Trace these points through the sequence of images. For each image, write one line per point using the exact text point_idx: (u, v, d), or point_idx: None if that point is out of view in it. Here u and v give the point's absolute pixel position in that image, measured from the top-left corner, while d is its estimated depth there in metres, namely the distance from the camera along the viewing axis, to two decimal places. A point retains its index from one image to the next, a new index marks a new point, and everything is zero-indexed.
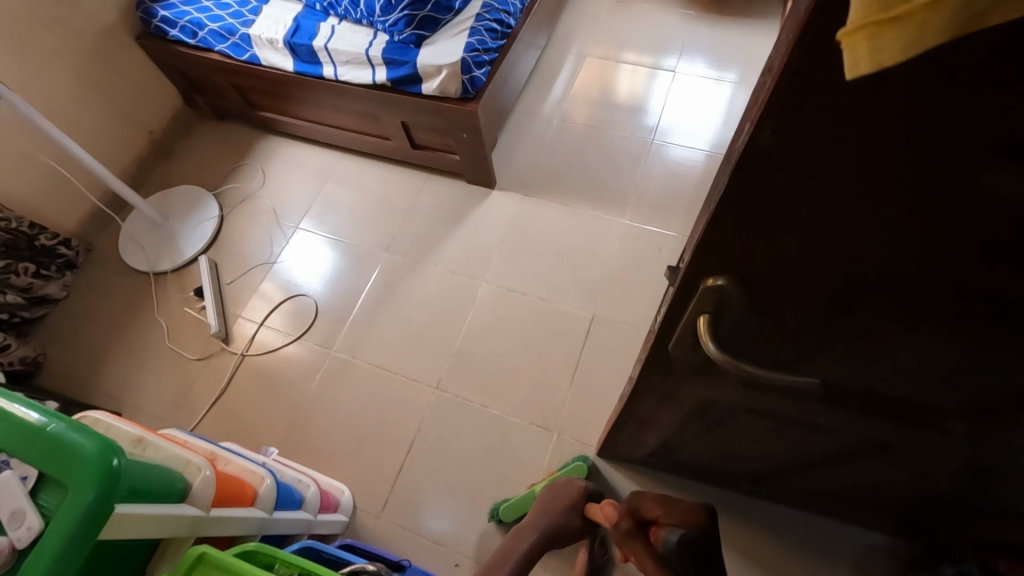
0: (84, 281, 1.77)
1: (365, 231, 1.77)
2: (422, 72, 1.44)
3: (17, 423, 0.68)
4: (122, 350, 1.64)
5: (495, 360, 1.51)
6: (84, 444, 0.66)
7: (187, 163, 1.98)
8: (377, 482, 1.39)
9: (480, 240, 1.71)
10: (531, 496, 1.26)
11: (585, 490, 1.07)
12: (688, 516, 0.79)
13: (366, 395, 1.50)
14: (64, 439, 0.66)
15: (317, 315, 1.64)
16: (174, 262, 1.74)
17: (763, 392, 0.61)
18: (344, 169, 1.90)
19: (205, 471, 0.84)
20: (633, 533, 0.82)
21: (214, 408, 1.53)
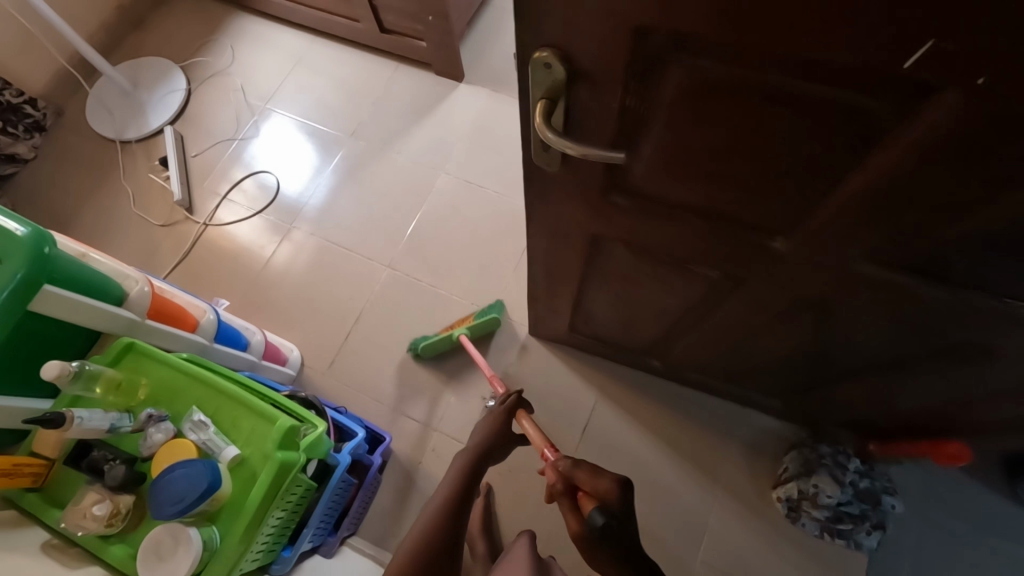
0: (52, 145, 1.79)
1: (330, 115, 1.78)
2: None
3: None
4: (88, 212, 1.69)
5: (445, 245, 1.58)
6: (26, 240, 0.73)
7: (157, 34, 1.95)
8: (325, 345, 1.49)
9: (443, 131, 1.73)
10: (445, 338, 1.37)
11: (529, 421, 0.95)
12: (607, 490, 0.73)
13: (321, 269, 1.58)
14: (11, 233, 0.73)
15: (278, 193, 1.69)
16: (140, 132, 1.76)
17: (624, 217, 0.67)
18: (315, 52, 1.88)
19: (143, 287, 0.91)
20: (562, 495, 0.77)
21: (176, 270, 1.61)
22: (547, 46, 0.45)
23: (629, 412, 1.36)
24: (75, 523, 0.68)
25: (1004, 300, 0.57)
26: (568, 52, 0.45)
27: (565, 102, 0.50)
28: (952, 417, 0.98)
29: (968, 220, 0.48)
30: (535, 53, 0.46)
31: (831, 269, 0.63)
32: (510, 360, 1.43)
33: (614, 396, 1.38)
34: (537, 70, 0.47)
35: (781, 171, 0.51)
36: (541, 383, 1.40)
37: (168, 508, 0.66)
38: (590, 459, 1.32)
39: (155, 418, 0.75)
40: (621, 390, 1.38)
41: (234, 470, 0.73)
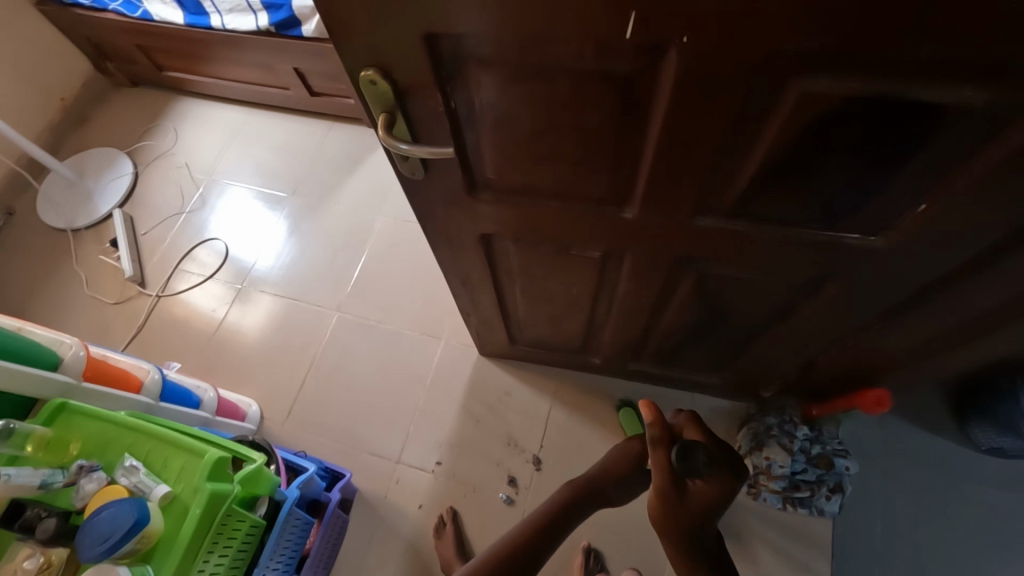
0: (4, 242, 1.85)
1: (272, 177, 1.87)
2: (301, 14, 1.54)
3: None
4: (42, 301, 1.73)
5: (392, 282, 1.64)
6: None
7: (101, 127, 2.05)
8: (283, 394, 1.51)
9: (380, 178, 1.82)
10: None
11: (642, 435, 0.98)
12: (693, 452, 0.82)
13: (273, 322, 1.62)
14: None
15: (227, 257, 1.74)
16: (89, 218, 1.82)
17: (499, 211, 0.74)
18: (252, 123, 1.99)
19: (78, 351, 0.95)
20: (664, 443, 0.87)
21: (132, 344, 1.63)
22: (370, 60, 0.52)
23: (584, 414, 1.39)
24: None
25: (829, 233, 0.63)
26: (386, 64, 0.52)
27: (403, 112, 0.58)
28: (867, 365, 1.03)
29: (755, 161, 0.55)
30: (361, 72, 0.54)
31: (683, 231, 0.69)
32: (465, 382, 1.46)
33: (567, 401, 1.41)
34: (367, 86, 0.55)
35: (597, 146, 0.58)
36: (497, 399, 1.43)
37: (96, 548, 0.68)
38: (553, 467, 1.34)
39: (86, 469, 0.77)
40: (574, 395, 1.42)
41: (166, 508, 0.75)
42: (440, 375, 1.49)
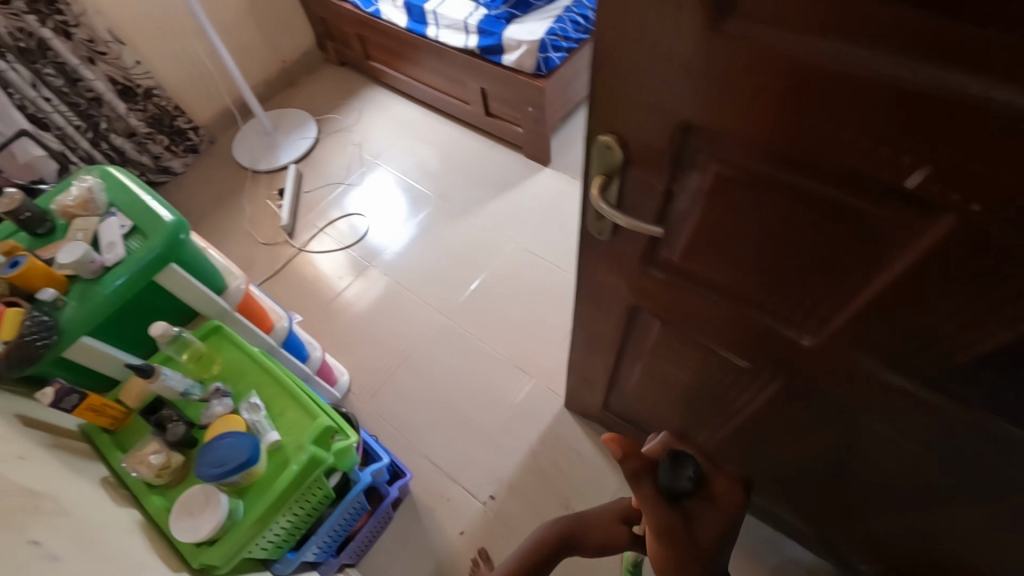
0: (200, 164, 2.15)
1: (427, 177, 2.01)
2: (506, 45, 1.65)
3: (149, 224, 0.90)
4: (210, 223, 1.98)
5: (501, 306, 1.67)
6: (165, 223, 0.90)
7: (303, 92, 2.34)
8: (373, 374, 1.59)
9: (522, 206, 1.88)
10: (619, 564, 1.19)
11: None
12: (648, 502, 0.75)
13: (384, 306, 1.72)
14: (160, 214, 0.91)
15: (366, 234, 1.89)
16: (269, 166, 2.07)
17: (660, 289, 0.73)
18: (426, 124, 2.15)
19: (240, 283, 1.06)
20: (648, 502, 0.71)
21: (265, 284, 1.81)
22: (611, 124, 0.55)
23: None
24: (133, 466, 0.77)
25: None
26: (626, 132, 0.54)
27: (619, 181, 0.60)
28: None
29: (982, 338, 0.49)
30: (599, 136, 0.56)
31: (856, 376, 0.64)
32: (541, 428, 1.44)
33: None
34: (599, 149, 0.57)
35: (801, 266, 0.56)
36: (566, 457, 1.40)
37: (208, 470, 0.74)
38: None
39: (219, 393, 0.86)
40: None
41: (270, 454, 0.81)
42: (519, 411, 1.48)
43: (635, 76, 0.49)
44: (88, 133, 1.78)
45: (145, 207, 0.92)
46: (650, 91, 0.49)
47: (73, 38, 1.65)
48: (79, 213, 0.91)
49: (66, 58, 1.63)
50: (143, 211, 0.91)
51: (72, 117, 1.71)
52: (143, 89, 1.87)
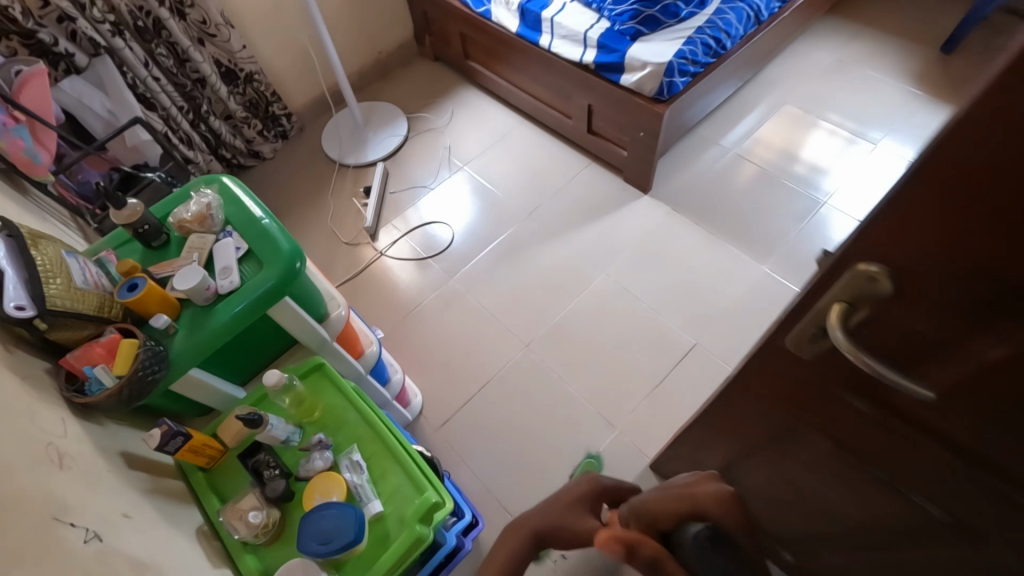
0: (288, 152, 2.13)
1: (516, 191, 1.91)
2: (628, 64, 1.52)
3: (267, 257, 0.83)
4: (294, 215, 1.96)
5: (585, 344, 1.56)
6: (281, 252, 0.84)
7: (396, 86, 2.28)
8: (446, 399, 1.52)
9: (616, 235, 1.76)
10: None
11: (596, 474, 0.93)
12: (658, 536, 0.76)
13: (462, 325, 1.65)
14: (276, 241, 0.84)
15: (449, 245, 1.81)
16: (357, 161, 2.02)
17: (858, 424, 0.60)
18: (519, 133, 2.05)
19: (340, 311, 1.01)
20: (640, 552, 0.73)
21: (343, 286, 1.77)
22: (870, 249, 0.43)
23: None
24: (231, 522, 0.72)
25: None
26: (896, 263, 0.42)
27: (864, 314, 0.48)
28: None
29: None
30: (858, 263, 0.45)
31: None
32: None
33: None
34: (854, 276, 0.45)
35: None
36: None
37: (311, 545, 0.67)
38: None
39: (322, 445, 0.79)
40: None
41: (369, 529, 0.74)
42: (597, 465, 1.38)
43: (947, 210, 0.37)
44: (190, 115, 1.76)
45: (262, 230, 0.85)
46: (947, 229, 0.38)
47: (187, 18, 1.63)
48: (194, 231, 0.86)
49: (179, 39, 1.61)
50: (260, 234, 0.85)
51: (177, 98, 1.70)
52: (246, 73, 1.85)
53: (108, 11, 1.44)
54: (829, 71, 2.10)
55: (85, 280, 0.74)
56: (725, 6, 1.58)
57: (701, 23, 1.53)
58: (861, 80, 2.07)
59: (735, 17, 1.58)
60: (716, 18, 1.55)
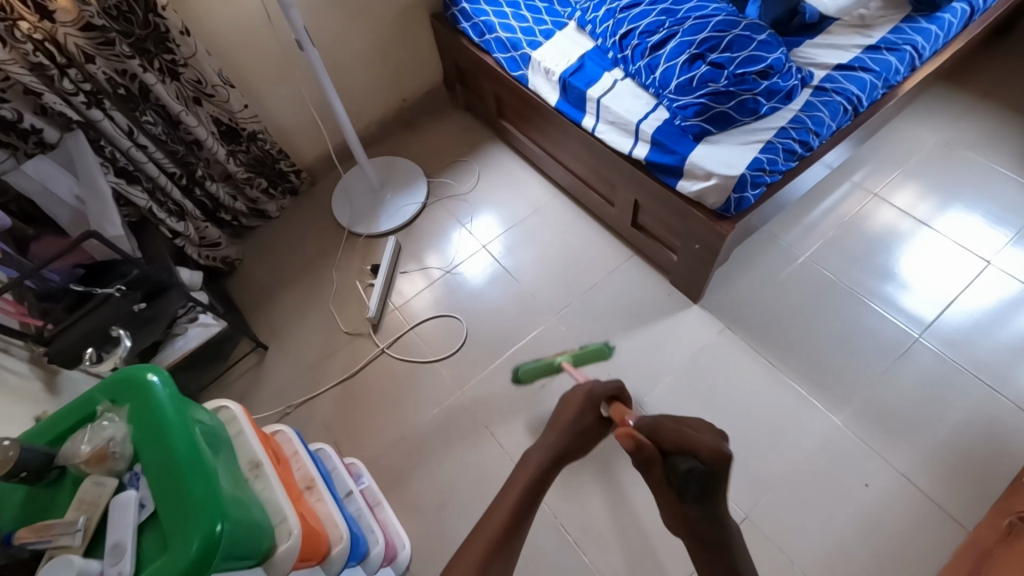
0: (296, 210, 1.93)
1: (543, 282, 1.66)
2: (688, 170, 1.23)
3: (181, 533, 0.62)
4: (295, 289, 1.76)
5: (609, 501, 1.30)
6: (194, 509, 0.63)
7: (419, 137, 2.04)
8: (442, 551, 1.30)
9: (658, 354, 1.49)
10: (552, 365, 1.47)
11: (598, 383, 0.94)
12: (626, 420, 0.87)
13: (467, 453, 1.41)
14: (193, 490, 0.64)
15: (462, 345, 1.58)
16: (368, 230, 1.81)
17: None
18: (552, 208, 1.80)
19: (293, 536, 0.79)
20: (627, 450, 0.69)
21: (339, 385, 1.56)
22: None
23: None
24: None
25: None
26: None
27: None
28: None
29: None
30: None
31: None
32: None
33: None
34: None
35: None
36: None
37: None
38: None
39: None
40: None
41: None
42: None
43: None
44: (183, 180, 1.56)
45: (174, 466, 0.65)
46: None
47: (181, 78, 1.43)
48: (91, 476, 0.65)
49: (169, 104, 1.41)
50: (170, 470, 0.65)
51: (169, 166, 1.50)
52: (248, 132, 1.65)
53: (83, 79, 1.24)
54: (932, 157, 1.74)
55: None
56: (816, 99, 1.26)
57: (784, 123, 1.23)
58: (973, 169, 1.70)
59: (829, 113, 1.26)
60: (805, 115, 1.24)
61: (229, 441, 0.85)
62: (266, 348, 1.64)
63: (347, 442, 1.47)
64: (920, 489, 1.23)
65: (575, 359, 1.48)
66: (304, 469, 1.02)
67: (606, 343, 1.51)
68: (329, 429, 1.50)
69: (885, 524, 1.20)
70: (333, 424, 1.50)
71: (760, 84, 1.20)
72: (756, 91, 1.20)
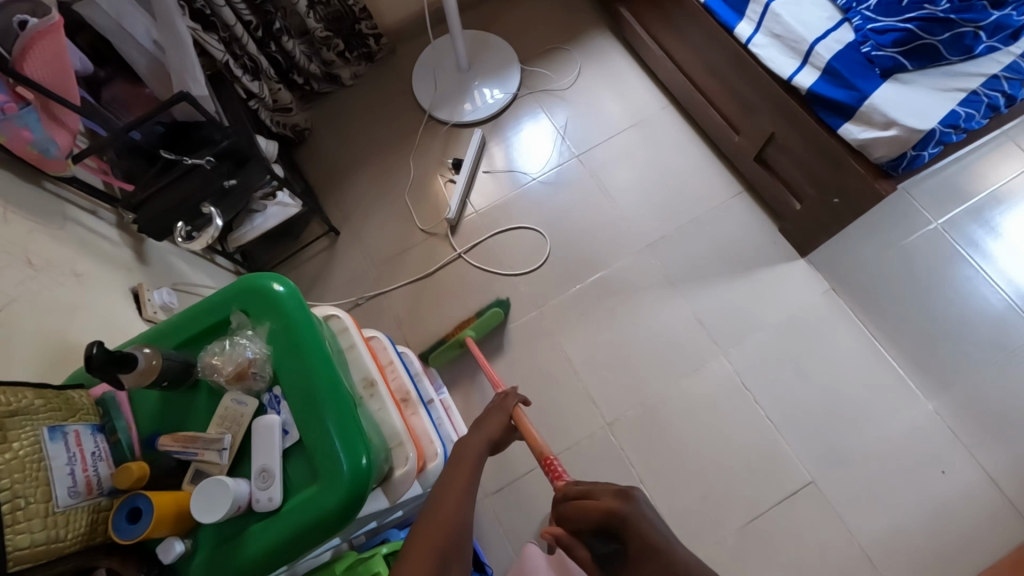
0: (371, 81, 1.73)
1: (639, 207, 1.52)
2: (862, 113, 1.04)
3: (325, 470, 0.57)
4: (367, 173, 1.64)
5: (676, 446, 1.30)
6: (337, 443, 0.58)
7: (515, 11, 1.76)
8: (502, 465, 1.32)
9: (752, 307, 1.39)
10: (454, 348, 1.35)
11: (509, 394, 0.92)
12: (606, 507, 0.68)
13: (537, 377, 1.39)
14: (334, 428, 0.58)
15: (542, 263, 1.49)
16: (450, 117, 1.64)
17: None
18: (660, 123, 1.59)
19: (409, 462, 0.78)
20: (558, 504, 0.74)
21: (409, 286, 1.51)
22: None
23: None
24: None
25: None
26: None
27: None
28: None
29: None
30: None
31: None
32: None
33: None
34: None
35: None
36: None
37: None
38: None
39: None
40: None
41: None
42: None
43: None
44: (259, 33, 1.37)
45: (316, 394, 0.60)
46: None
47: None
48: (230, 393, 0.61)
49: None
50: (311, 398, 0.59)
51: (245, 13, 1.30)
52: None
53: None
54: None
55: (70, 490, 0.53)
56: None
57: (998, 69, 1.00)
58: None
59: None
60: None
61: (343, 353, 0.81)
62: (337, 234, 1.57)
63: (417, 342, 1.45)
64: (1001, 490, 1.21)
65: (477, 330, 1.37)
66: (400, 380, 0.99)
67: (500, 304, 1.41)
68: (396, 328, 1.47)
69: (947, 514, 1.20)
70: (402, 325, 1.47)
71: (991, 15, 0.95)
72: (981, 24, 0.96)
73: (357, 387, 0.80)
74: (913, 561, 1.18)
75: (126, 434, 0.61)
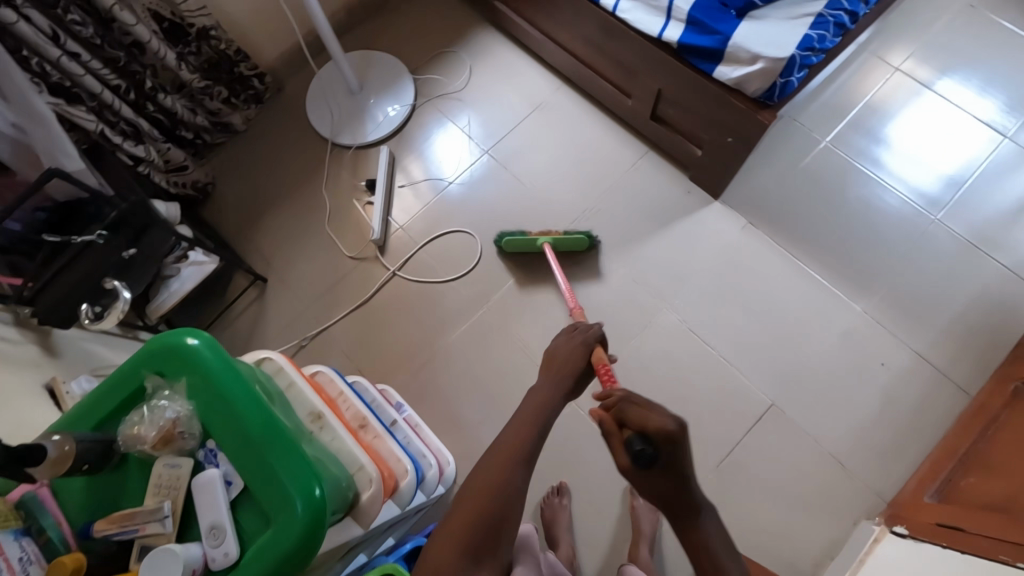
0: (265, 121, 1.69)
1: (557, 186, 1.55)
2: (729, 54, 1.11)
3: (276, 508, 0.56)
4: (282, 213, 1.60)
5: None
6: (284, 476, 0.56)
7: (394, 24, 1.76)
8: None
9: (681, 256, 1.45)
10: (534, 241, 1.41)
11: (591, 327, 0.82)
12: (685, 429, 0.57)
13: (497, 372, 1.39)
14: (277, 461, 0.57)
15: (477, 262, 1.50)
16: (354, 139, 1.62)
17: None
18: (558, 103, 1.64)
19: (374, 484, 0.76)
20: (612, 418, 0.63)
21: (350, 315, 1.48)
22: None
23: None
24: None
25: None
26: None
27: None
28: None
29: None
30: None
31: None
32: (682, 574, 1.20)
33: None
34: None
35: None
36: None
37: None
38: None
39: None
40: None
41: None
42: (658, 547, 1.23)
43: None
44: (131, 95, 1.31)
45: (252, 432, 0.58)
46: None
47: None
48: (160, 459, 0.58)
49: None
50: (249, 437, 0.58)
51: (110, 78, 1.25)
52: (198, 29, 1.39)
53: None
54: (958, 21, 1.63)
55: None
56: None
57: None
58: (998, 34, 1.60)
59: None
60: None
61: (283, 392, 0.79)
62: (264, 281, 1.52)
63: (372, 368, 1.43)
64: (934, 367, 1.31)
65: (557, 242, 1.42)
66: (354, 407, 0.97)
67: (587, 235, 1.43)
68: (347, 359, 1.44)
69: (895, 400, 1.29)
70: (353, 354, 1.45)
71: None
72: None
73: (305, 422, 0.78)
74: (877, 452, 1.26)
75: (57, 530, 0.57)
